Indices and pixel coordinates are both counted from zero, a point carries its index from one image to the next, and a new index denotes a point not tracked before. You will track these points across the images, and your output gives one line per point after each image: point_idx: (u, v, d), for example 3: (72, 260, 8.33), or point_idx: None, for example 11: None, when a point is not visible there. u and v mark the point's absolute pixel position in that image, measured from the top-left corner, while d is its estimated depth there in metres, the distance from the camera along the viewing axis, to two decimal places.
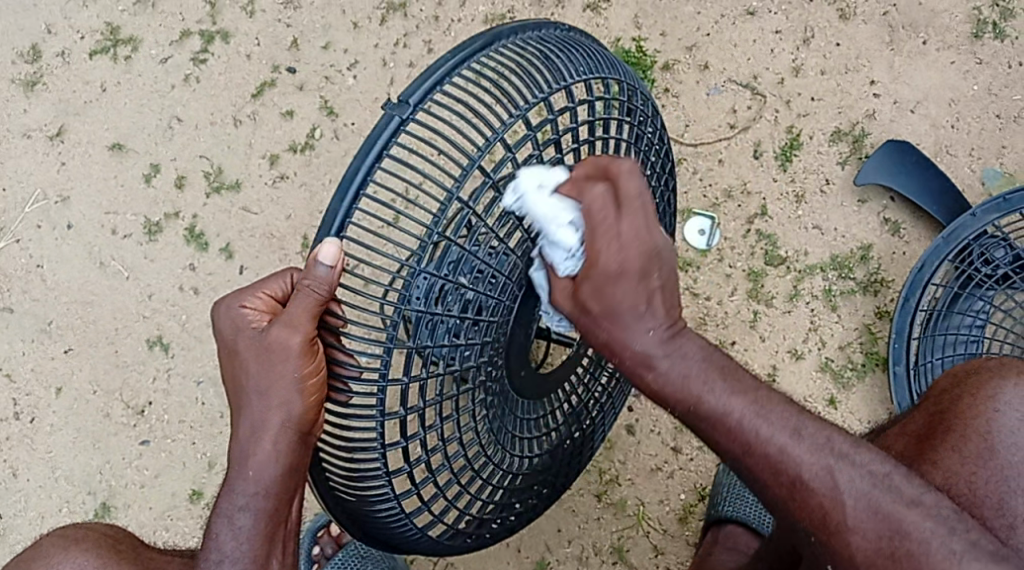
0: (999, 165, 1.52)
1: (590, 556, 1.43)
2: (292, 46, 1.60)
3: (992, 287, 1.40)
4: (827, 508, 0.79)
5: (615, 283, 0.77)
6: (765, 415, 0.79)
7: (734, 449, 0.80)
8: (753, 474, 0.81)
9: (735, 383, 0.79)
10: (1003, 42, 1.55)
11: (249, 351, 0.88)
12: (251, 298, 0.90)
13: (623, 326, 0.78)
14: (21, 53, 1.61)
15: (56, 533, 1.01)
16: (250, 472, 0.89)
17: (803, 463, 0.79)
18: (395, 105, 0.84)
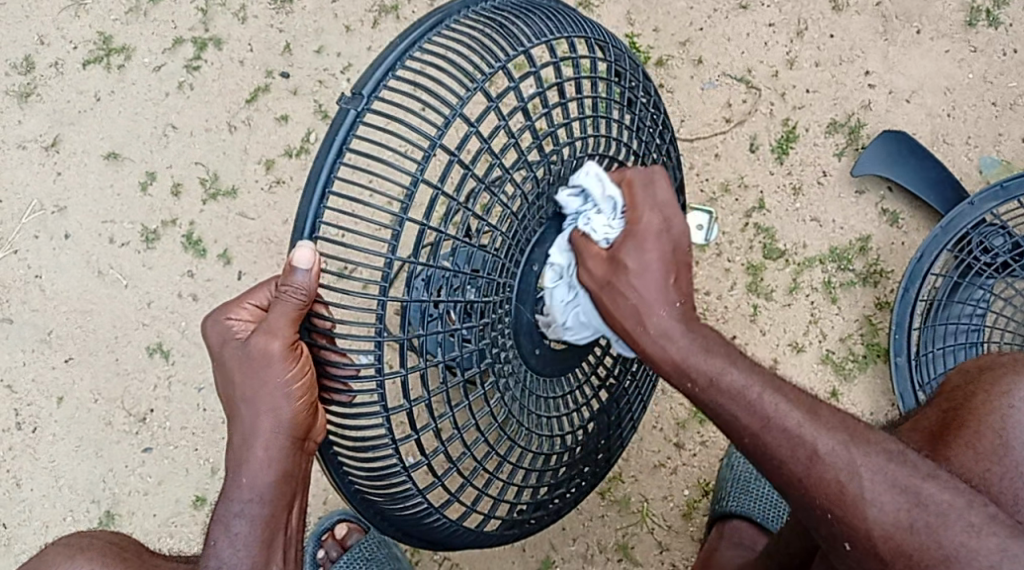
0: (996, 153, 1.52)
1: (595, 554, 1.43)
2: (285, 51, 1.60)
3: (992, 275, 1.39)
4: (843, 482, 0.82)
5: (652, 247, 0.91)
6: (783, 392, 0.85)
7: (750, 424, 0.84)
8: (770, 453, 0.84)
9: (754, 367, 0.87)
10: (997, 29, 1.54)
11: (236, 361, 0.88)
12: (237, 311, 0.90)
13: (652, 288, 0.89)
14: (15, 65, 1.61)
15: (63, 541, 1.01)
16: (244, 480, 0.89)
17: (820, 437, 0.83)
18: (348, 98, 0.83)
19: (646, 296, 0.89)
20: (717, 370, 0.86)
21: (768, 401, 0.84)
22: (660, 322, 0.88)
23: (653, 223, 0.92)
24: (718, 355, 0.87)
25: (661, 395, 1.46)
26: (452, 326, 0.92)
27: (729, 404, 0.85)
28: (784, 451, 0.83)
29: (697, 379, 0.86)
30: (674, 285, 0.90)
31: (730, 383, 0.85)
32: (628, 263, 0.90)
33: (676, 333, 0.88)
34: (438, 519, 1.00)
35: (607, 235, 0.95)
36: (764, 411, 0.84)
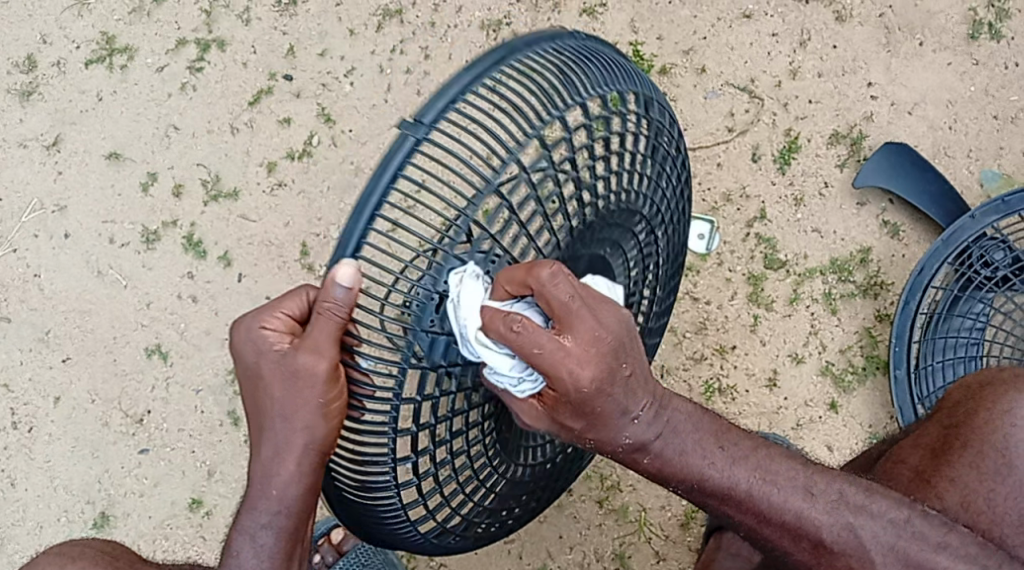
0: (997, 166, 1.53)
1: (592, 562, 1.43)
2: (288, 54, 1.60)
3: (992, 290, 1.40)
4: (855, 567, 0.89)
5: (593, 399, 0.79)
6: (772, 479, 0.87)
7: (749, 519, 0.88)
8: (774, 539, 0.90)
9: (736, 453, 0.87)
10: (1000, 43, 1.55)
11: (275, 374, 0.88)
12: (270, 319, 0.89)
13: (608, 429, 0.82)
14: (16, 63, 1.61)
15: (55, 549, 1.00)
16: (273, 492, 0.91)
17: (823, 524, 0.88)
18: (409, 123, 0.79)
19: (606, 433, 0.82)
20: (703, 480, 0.86)
21: (762, 499, 0.86)
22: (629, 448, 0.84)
23: (583, 387, 0.77)
24: (700, 461, 0.86)
25: None
26: (470, 362, 0.89)
27: (721, 506, 0.88)
28: (785, 540, 0.89)
29: (682, 488, 0.87)
30: (631, 413, 0.82)
31: (715, 487, 0.86)
32: (571, 417, 0.81)
33: (648, 454, 0.84)
34: (405, 531, 0.97)
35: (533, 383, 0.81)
36: (760, 508, 0.87)
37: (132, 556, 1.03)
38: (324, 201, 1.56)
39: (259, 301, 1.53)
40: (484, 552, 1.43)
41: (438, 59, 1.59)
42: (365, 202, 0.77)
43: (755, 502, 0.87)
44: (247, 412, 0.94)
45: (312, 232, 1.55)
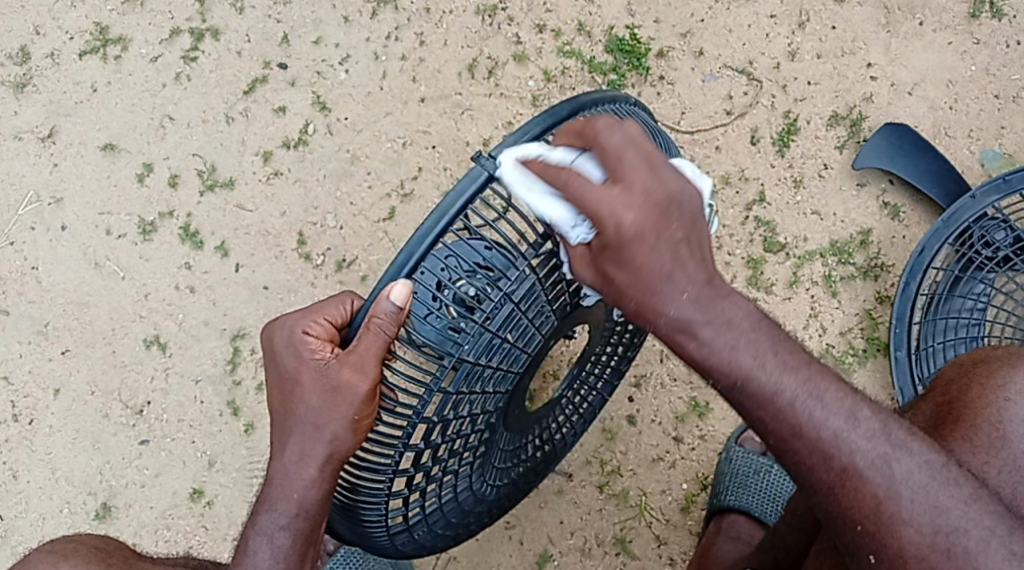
0: (998, 146, 1.51)
1: (592, 547, 1.43)
2: (283, 42, 1.59)
3: (993, 270, 1.38)
4: (881, 498, 0.79)
5: (647, 231, 0.75)
6: (820, 397, 0.79)
7: (781, 431, 0.80)
8: (799, 459, 0.81)
9: (789, 360, 0.79)
10: (1001, 21, 1.53)
11: (313, 382, 0.88)
12: (312, 324, 0.88)
13: (655, 293, 0.76)
14: (10, 55, 1.60)
15: (42, 548, 0.96)
16: (294, 495, 0.91)
17: (858, 449, 0.79)
18: (486, 157, 0.83)
19: (654, 297, 0.76)
20: (750, 367, 0.78)
21: (804, 409, 0.79)
22: (677, 321, 0.77)
23: (624, 223, 0.74)
24: (751, 350, 0.78)
25: (659, 388, 1.45)
26: (485, 391, 0.94)
27: (758, 408, 0.79)
28: (817, 461, 0.80)
29: (722, 378, 0.79)
30: (678, 275, 0.76)
31: (759, 388, 0.78)
32: (620, 267, 0.76)
33: (694, 332, 0.77)
34: (375, 532, 1.02)
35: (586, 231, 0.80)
36: (797, 419, 0.79)
37: (125, 551, 1.01)
38: (321, 189, 1.54)
39: (257, 290, 1.52)
40: (485, 540, 1.44)
41: (434, 45, 1.57)
42: (436, 223, 0.81)
43: (794, 414, 0.79)
44: (273, 410, 0.93)
45: (309, 220, 1.54)
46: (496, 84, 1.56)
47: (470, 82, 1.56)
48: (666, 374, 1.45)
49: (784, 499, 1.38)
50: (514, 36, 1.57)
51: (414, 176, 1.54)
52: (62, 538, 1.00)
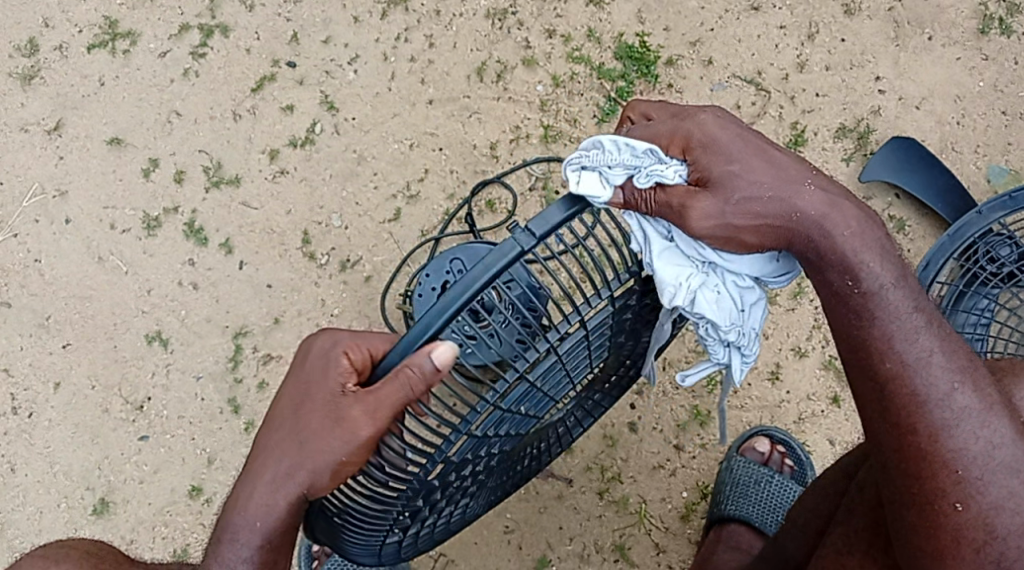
0: (1005, 162, 1.51)
1: (591, 554, 1.42)
2: (292, 40, 1.58)
3: (997, 286, 1.36)
4: (994, 444, 0.83)
5: (727, 127, 0.83)
6: (939, 328, 0.85)
7: (909, 358, 0.84)
8: (926, 393, 0.84)
9: (913, 290, 0.85)
10: (1010, 38, 1.54)
11: (324, 404, 0.84)
12: (353, 346, 0.85)
13: (786, 188, 0.82)
14: (18, 47, 1.60)
15: (36, 551, 0.90)
16: (259, 521, 0.85)
17: (979, 387, 0.84)
18: (523, 230, 0.77)
19: (777, 188, 0.82)
20: (888, 278, 0.84)
21: (931, 335, 0.85)
22: (810, 208, 0.82)
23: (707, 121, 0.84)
24: (887, 266, 0.84)
25: (661, 396, 1.45)
26: (490, 453, 0.99)
27: (893, 319, 0.84)
28: (937, 395, 0.84)
29: (863, 281, 0.84)
30: (797, 174, 0.83)
31: (890, 301, 0.84)
32: (729, 171, 0.82)
33: (831, 230, 0.83)
34: (358, 557, 1.03)
35: (679, 172, 0.83)
36: (923, 349, 0.84)
37: (118, 557, 0.94)
38: (326, 189, 1.54)
39: (260, 288, 1.52)
40: (484, 543, 1.43)
41: (443, 47, 1.57)
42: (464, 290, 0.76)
43: (921, 340, 0.84)
44: (271, 420, 0.87)
45: (314, 219, 1.53)
46: (504, 88, 1.56)
47: (478, 85, 1.56)
48: (668, 382, 1.45)
49: (785, 509, 1.37)
50: (523, 41, 1.57)
51: (420, 178, 1.54)
52: (52, 542, 0.92)
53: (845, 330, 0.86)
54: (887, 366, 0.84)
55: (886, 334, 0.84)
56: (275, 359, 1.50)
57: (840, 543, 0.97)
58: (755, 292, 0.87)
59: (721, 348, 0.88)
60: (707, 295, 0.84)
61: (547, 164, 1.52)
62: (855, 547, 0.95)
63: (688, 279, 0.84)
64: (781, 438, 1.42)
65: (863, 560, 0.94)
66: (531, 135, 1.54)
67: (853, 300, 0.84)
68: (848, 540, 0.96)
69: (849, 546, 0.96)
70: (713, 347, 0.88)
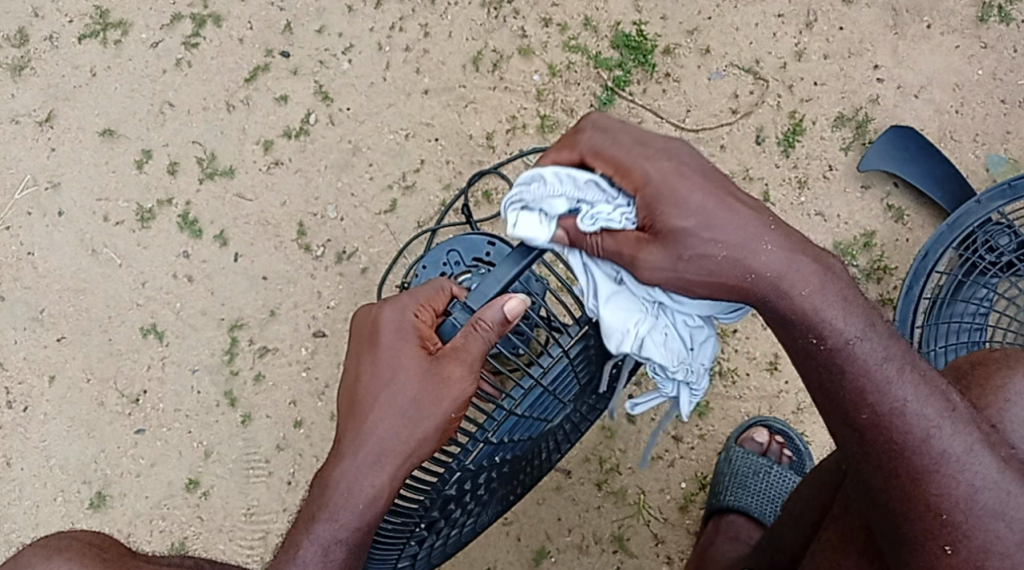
0: (1003, 151, 1.51)
1: (590, 545, 1.42)
2: (285, 29, 1.57)
3: (996, 275, 1.36)
4: (975, 488, 0.84)
5: (684, 175, 0.81)
6: (916, 374, 0.85)
7: (881, 411, 0.84)
8: (902, 443, 0.85)
9: (888, 336, 0.85)
10: (1009, 25, 1.53)
11: (413, 371, 0.91)
12: (424, 309, 0.93)
13: (747, 245, 0.81)
14: (8, 37, 1.58)
15: (37, 542, 0.88)
16: (358, 497, 0.90)
17: (957, 434, 0.85)
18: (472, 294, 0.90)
19: (735, 248, 0.81)
20: (856, 332, 0.83)
21: (907, 383, 0.84)
22: (767, 266, 0.81)
23: (663, 170, 0.81)
24: (858, 317, 0.83)
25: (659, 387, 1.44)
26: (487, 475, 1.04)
27: (863, 373, 0.84)
28: (914, 443, 0.84)
29: (829, 338, 0.83)
30: (760, 226, 0.82)
31: (862, 354, 0.83)
32: (686, 226, 0.80)
33: (797, 286, 0.82)
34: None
35: (628, 215, 0.83)
36: (897, 397, 0.84)
37: (120, 548, 0.92)
38: (322, 179, 1.53)
39: (255, 280, 1.51)
40: (483, 536, 1.43)
41: (439, 36, 1.56)
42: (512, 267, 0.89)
43: (893, 390, 0.84)
44: (354, 397, 0.93)
45: (310, 211, 1.52)
46: (501, 78, 1.54)
47: (474, 75, 1.55)
48: None
49: (783, 499, 1.37)
50: (519, 30, 1.55)
51: (416, 169, 1.53)
52: (53, 533, 0.91)
53: (815, 378, 0.86)
54: (860, 418, 0.85)
55: (856, 387, 0.84)
56: (271, 351, 1.49)
57: (837, 538, 0.98)
58: (704, 330, 0.90)
59: (671, 384, 0.92)
60: (650, 342, 0.88)
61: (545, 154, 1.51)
62: (853, 545, 0.95)
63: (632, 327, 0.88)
64: (780, 429, 1.41)
65: (860, 558, 0.94)
66: (528, 126, 1.53)
67: (821, 356, 0.84)
68: (843, 538, 0.97)
69: (846, 542, 0.96)
70: (664, 382, 0.92)
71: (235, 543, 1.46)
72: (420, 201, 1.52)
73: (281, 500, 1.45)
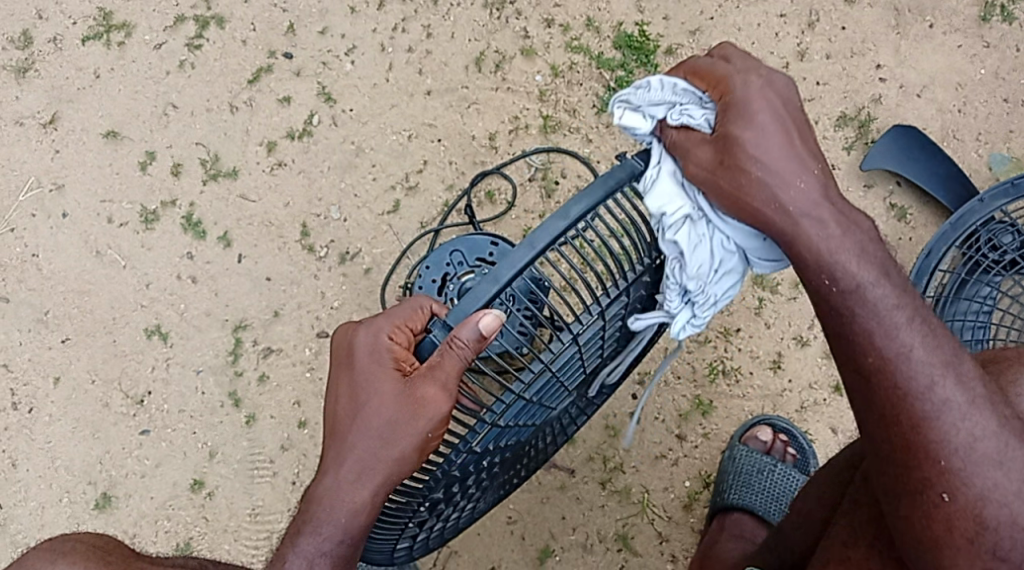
0: (1006, 149, 1.51)
1: (594, 543, 1.42)
2: (289, 31, 1.57)
3: (999, 273, 1.36)
4: (976, 437, 0.82)
5: (762, 97, 0.82)
6: (925, 325, 0.83)
7: (888, 354, 0.82)
8: (905, 390, 0.82)
9: (901, 285, 0.84)
10: (1011, 25, 1.53)
11: (389, 395, 0.94)
12: (397, 331, 0.96)
13: (783, 178, 0.81)
14: (12, 39, 1.58)
15: (41, 545, 0.89)
16: (343, 513, 0.95)
17: (961, 386, 0.83)
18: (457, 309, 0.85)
19: (774, 176, 0.81)
20: (868, 279, 0.83)
21: (914, 331, 0.83)
22: (797, 202, 0.81)
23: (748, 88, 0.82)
24: (871, 264, 0.83)
25: (663, 386, 1.44)
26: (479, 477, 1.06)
27: (873, 315, 0.83)
28: (918, 389, 0.82)
29: (842, 280, 0.82)
30: (804, 162, 0.82)
31: (873, 298, 0.82)
32: (744, 144, 0.81)
33: (824, 223, 0.82)
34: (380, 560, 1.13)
35: (707, 117, 0.85)
36: (903, 342, 0.83)
37: (124, 551, 0.93)
38: (325, 180, 1.53)
39: (259, 281, 1.51)
40: (488, 536, 1.43)
41: (441, 37, 1.56)
42: (488, 289, 0.83)
43: (900, 335, 0.83)
44: (337, 418, 0.98)
45: (314, 211, 1.53)
46: (503, 79, 1.55)
47: (477, 76, 1.55)
48: (670, 373, 1.44)
49: (789, 498, 1.37)
50: (522, 30, 1.56)
51: (419, 170, 1.53)
52: (57, 537, 0.91)
53: (827, 321, 0.85)
54: (867, 358, 0.83)
55: (864, 329, 0.83)
56: (275, 352, 1.49)
57: (845, 535, 0.97)
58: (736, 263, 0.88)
59: (677, 296, 0.89)
60: (689, 237, 0.86)
61: (547, 154, 1.51)
62: (860, 542, 0.95)
63: (680, 213, 0.86)
64: (783, 427, 1.41)
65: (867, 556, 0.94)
66: (531, 126, 1.53)
67: (832, 297, 0.83)
68: (852, 531, 0.96)
69: (856, 538, 0.95)
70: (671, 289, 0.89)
71: (240, 542, 1.46)
72: (423, 202, 1.52)
73: (286, 500, 1.46)
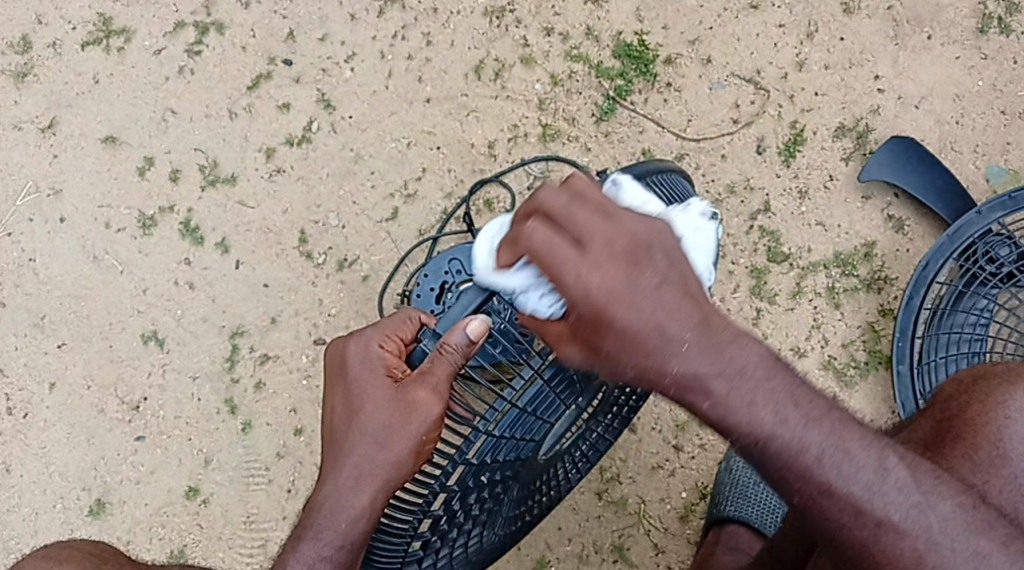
0: (1003, 161, 1.51)
1: (590, 555, 1.42)
2: (288, 38, 1.57)
3: (996, 285, 1.36)
4: (921, 550, 0.74)
5: (605, 289, 0.69)
6: (846, 445, 0.72)
7: (809, 491, 0.73)
8: (833, 520, 0.74)
9: (810, 410, 0.72)
10: (1009, 37, 1.53)
11: (384, 403, 0.98)
12: (387, 342, 1.00)
13: (654, 353, 0.69)
14: (11, 44, 1.58)
15: (39, 554, 0.88)
16: (342, 522, 0.97)
17: (893, 501, 0.73)
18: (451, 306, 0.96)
19: (643, 367, 0.69)
20: (774, 425, 0.71)
21: (831, 467, 0.72)
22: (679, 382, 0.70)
23: (584, 289, 0.69)
24: (769, 413, 0.70)
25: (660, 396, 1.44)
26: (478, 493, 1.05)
27: (784, 467, 0.72)
28: (849, 518, 0.74)
29: (743, 440, 0.72)
30: (674, 322, 0.69)
31: (782, 447, 0.71)
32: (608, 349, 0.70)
33: (710, 391, 0.70)
34: None
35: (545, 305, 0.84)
36: (824, 478, 0.72)
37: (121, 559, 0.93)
38: (324, 187, 1.53)
39: (256, 287, 1.51)
40: None
41: (441, 44, 1.56)
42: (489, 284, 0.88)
43: (821, 471, 0.72)
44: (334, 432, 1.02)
45: (312, 218, 1.52)
46: (502, 87, 1.55)
47: (476, 83, 1.55)
48: None
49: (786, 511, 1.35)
50: (521, 39, 1.56)
51: (418, 177, 1.53)
52: (52, 544, 0.91)
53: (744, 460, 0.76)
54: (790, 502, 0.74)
55: (781, 479, 0.73)
56: (272, 359, 1.49)
57: None
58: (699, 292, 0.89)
59: None
60: None
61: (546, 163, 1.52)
62: None
63: None
64: None
65: None
66: (530, 134, 1.53)
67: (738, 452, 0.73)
68: None
69: None
70: None
71: (234, 550, 1.46)
72: (421, 209, 1.52)
73: (281, 508, 1.46)
